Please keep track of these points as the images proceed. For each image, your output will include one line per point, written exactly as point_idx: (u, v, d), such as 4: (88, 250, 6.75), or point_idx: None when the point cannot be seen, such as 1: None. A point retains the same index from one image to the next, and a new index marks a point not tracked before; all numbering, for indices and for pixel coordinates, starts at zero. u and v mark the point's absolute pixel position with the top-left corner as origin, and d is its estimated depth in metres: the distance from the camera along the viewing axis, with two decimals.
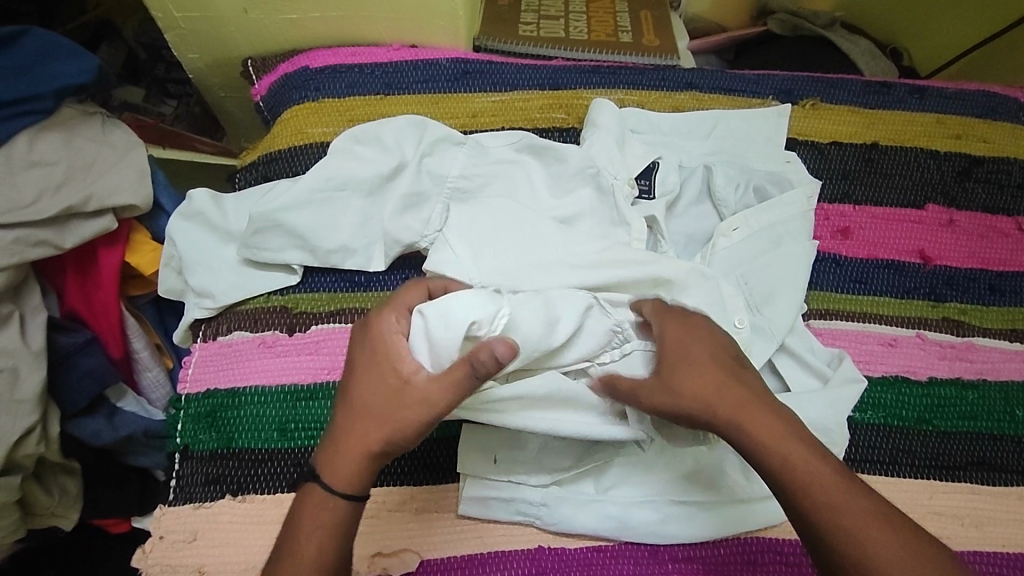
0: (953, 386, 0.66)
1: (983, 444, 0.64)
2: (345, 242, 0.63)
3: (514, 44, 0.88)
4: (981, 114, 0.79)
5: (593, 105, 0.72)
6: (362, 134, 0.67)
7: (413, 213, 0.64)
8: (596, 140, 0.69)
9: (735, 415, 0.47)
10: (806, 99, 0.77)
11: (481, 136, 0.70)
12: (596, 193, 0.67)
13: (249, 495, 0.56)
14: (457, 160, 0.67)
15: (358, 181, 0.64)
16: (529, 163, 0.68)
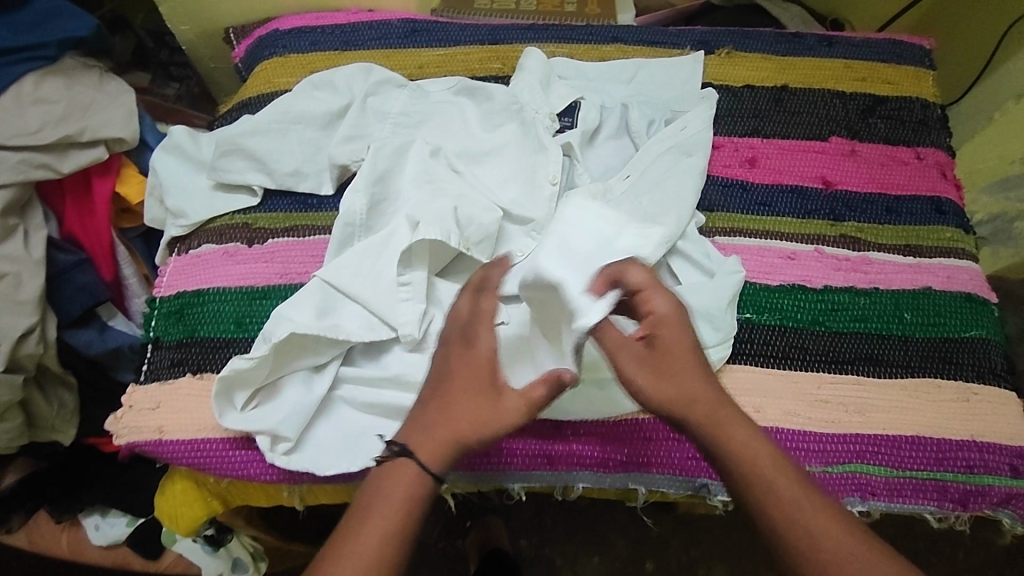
0: (847, 293, 0.72)
1: (872, 343, 0.69)
2: (298, 168, 0.73)
3: (470, 14, 0.98)
4: (886, 59, 0.85)
5: (524, 53, 0.80)
6: (318, 80, 0.77)
7: (356, 144, 0.73)
8: (523, 86, 0.77)
9: (716, 423, 0.53)
10: (721, 49, 0.85)
11: (423, 82, 0.79)
12: (530, 127, 0.75)
13: (208, 373, 0.65)
14: (398, 100, 0.76)
15: (312, 117, 0.74)
16: (463, 102, 0.77)
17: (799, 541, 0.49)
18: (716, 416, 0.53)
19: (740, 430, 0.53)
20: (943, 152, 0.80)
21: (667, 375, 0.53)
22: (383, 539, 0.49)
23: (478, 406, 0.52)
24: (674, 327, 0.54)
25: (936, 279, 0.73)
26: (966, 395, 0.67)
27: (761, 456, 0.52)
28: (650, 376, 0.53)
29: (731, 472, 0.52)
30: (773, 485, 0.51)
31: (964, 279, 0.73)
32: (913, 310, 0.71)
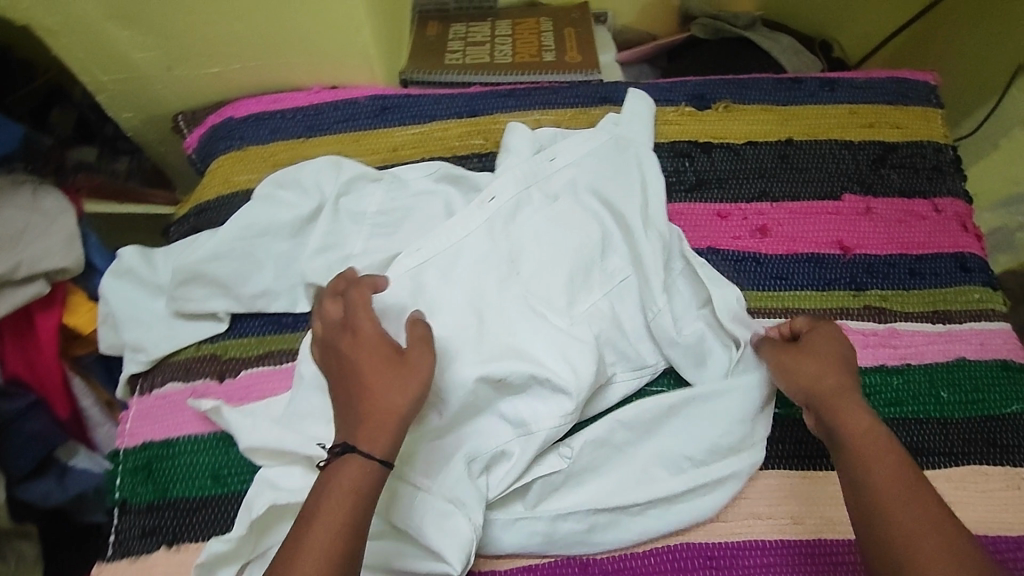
0: (878, 374, 0.67)
1: (909, 429, 0.64)
2: (269, 286, 0.65)
3: (441, 73, 0.90)
4: (892, 101, 0.79)
5: (507, 128, 0.73)
6: (283, 177, 0.68)
7: (330, 255, 0.65)
8: (514, 165, 0.70)
9: (833, 402, 0.56)
10: (718, 102, 0.79)
11: (400, 169, 0.72)
12: (532, 211, 0.68)
13: (186, 544, 0.57)
14: (373, 196, 0.68)
15: (278, 226, 0.65)
16: (446, 191, 0.70)
17: (892, 507, 0.49)
18: (843, 394, 0.56)
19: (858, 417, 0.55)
20: (961, 200, 0.75)
21: (811, 361, 0.58)
22: (337, 531, 0.45)
23: (386, 384, 0.50)
24: (834, 343, 0.60)
25: (969, 347, 0.68)
26: (1015, 481, 0.62)
27: (869, 430, 0.54)
28: (805, 361, 0.59)
29: (838, 438, 0.54)
30: (875, 460, 0.52)
31: (998, 344, 0.69)
32: (950, 386, 0.66)
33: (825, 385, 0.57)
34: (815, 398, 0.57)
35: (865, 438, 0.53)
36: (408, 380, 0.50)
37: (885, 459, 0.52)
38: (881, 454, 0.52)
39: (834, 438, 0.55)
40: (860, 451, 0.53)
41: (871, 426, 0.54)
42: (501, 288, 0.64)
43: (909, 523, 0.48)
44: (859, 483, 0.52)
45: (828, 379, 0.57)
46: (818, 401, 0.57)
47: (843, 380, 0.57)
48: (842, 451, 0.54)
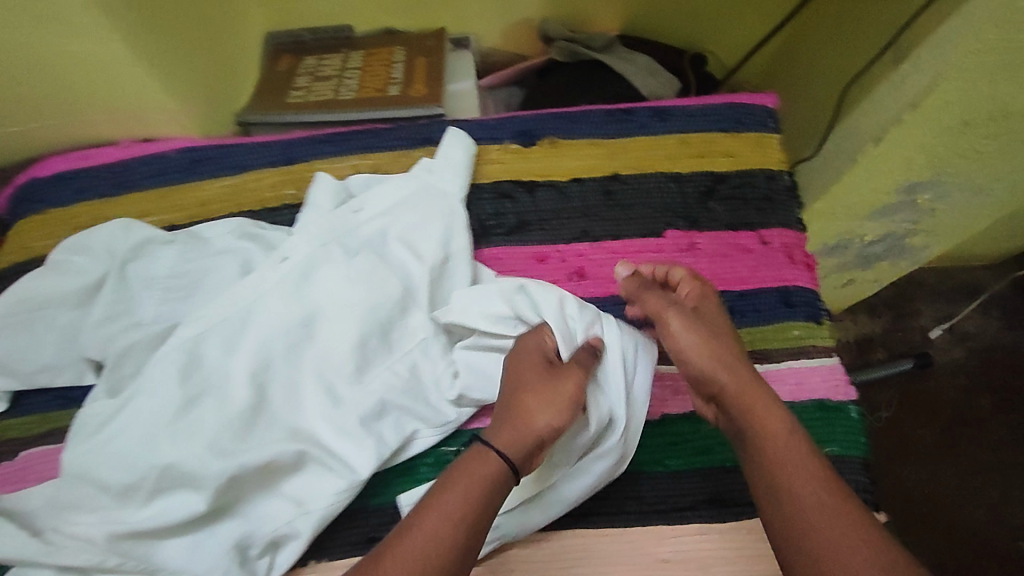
0: (687, 422, 0.66)
1: (716, 479, 0.64)
2: (50, 362, 0.63)
3: (278, 114, 0.87)
4: (725, 128, 0.76)
5: (313, 180, 0.71)
6: (74, 244, 0.66)
7: (114, 325, 0.63)
8: (313, 223, 0.68)
9: (748, 397, 0.55)
10: (545, 138, 0.76)
11: (201, 227, 0.70)
12: (330, 270, 0.66)
13: None
14: (166, 261, 0.67)
15: (61, 297, 0.64)
16: (244, 250, 0.68)
17: (802, 502, 0.48)
18: (753, 388, 0.55)
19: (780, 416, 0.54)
20: (790, 230, 0.73)
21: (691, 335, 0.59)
22: (431, 538, 0.47)
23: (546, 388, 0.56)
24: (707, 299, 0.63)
25: (785, 389, 0.66)
26: None
27: (776, 426, 0.53)
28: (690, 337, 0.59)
29: (750, 436, 0.53)
30: (784, 457, 0.51)
31: (816, 382, 0.67)
32: None
33: (735, 384, 0.56)
34: (733, 398, 0.55)
35: (777, 436, 0.52)
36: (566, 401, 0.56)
37: (799, 455, 0.51)
38: (791, 450, 0.51)
39: (748, 433, 0.53)
40: (784, 458, 0.51)
41: (784, 423, 0.53)
42: (293, 356, 0.63)
43: (815, 520, 0.47)
44: (766, 482, 0.51)
45: (738, 370, 0.57)
46: (727, 394, 0.56)
47: (748, 374, 0.57)
48: (760, 447, 0.52)
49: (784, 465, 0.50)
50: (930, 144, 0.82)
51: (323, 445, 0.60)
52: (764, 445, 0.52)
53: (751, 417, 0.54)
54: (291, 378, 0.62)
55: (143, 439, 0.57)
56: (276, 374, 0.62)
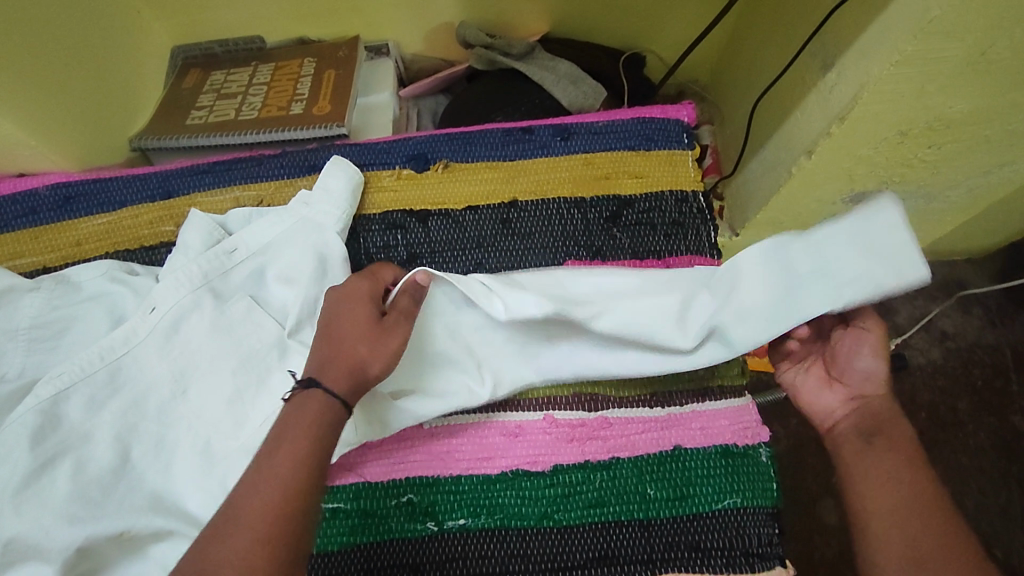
0: (580, 471, 0.60)
1: (608, 535, 0.58)
2: None
3: (173, 137, 0.82)
4: (633, 146, 0.71)
5: (187, 217, 0.66)
6: None
7: None
8: (182, 267, 0.63)
9: (880, 429, 0.56)
10: (439, 162, 0.71)
11: (71, 269, 0.65)
12: (203, 319, 0.61)
13: None
14: (30, 309, 0.62)
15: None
16: (116, 294, 0.64)
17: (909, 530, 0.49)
18: (884, 424, 0.56)
19: (874, 406, 0.57)
20: (703, 257, 0.67)
21: (867, 359, 0.58)
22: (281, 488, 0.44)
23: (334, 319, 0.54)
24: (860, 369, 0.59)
25: (687, 434, 0.62)
26: None
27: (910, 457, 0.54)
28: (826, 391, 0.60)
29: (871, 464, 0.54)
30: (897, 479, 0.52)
31: (721, 427, 0.62)
32: (658, 482, 0.60)
33: (874, 415, 0.57)
34: (866, 423, 0.56)
35: (892, 462, 0.53)
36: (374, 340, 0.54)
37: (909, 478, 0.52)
38: (904, 477, 0.52)
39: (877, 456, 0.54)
40: (892, 482, 0.52)
41: (896, 445, 0.54)
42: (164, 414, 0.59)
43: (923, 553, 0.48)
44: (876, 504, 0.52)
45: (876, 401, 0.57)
46: (867, 426, 0.56)
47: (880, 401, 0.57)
48: (877, 471, 0.53)
49: (890, 457, 0.53)
50: (868, 155, 0.74)
51: (190, 513, 0.57)
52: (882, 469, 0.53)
53: (877, 446, 0.55)
54: (161, 438, 0.58)
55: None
56: (145, 433, 0.58)
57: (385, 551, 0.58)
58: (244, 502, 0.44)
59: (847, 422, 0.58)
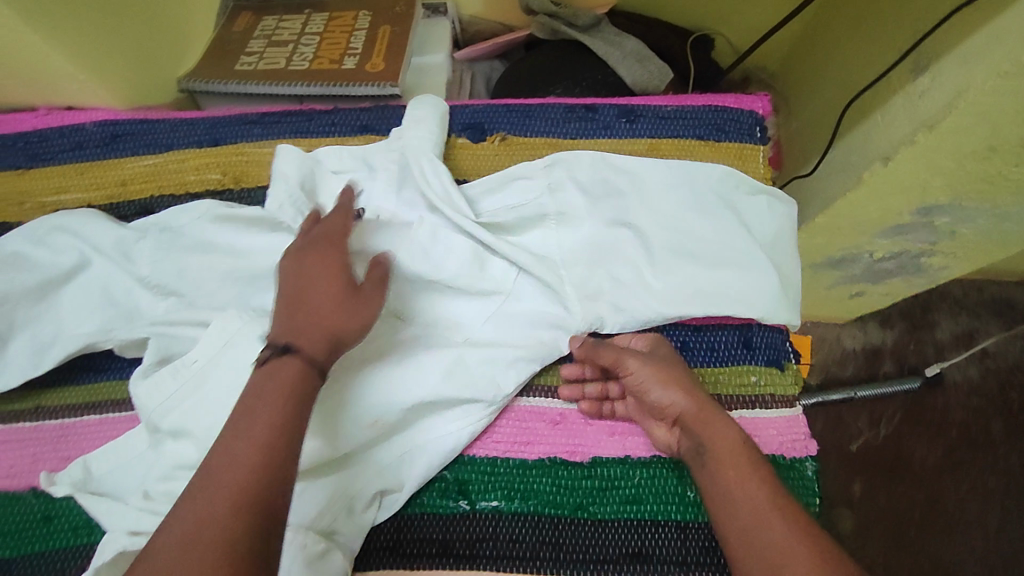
0: (620, 465, 0.59)
1: (642, 533, 0.57)
2: (52, 346, 0.61)
3: (221, 83, 0.79)
4: (701, 135, 0.68)
5: (277, 151, 0.65)
6: (31, 233, 0.63)
7: (111, 325, 0.61)
8: (286, 197, 0.63)
9: (705, 420, 0.54)
10: (496, 134, 0.69)
11: (167, 212, 0.64)
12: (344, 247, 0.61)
13: None
14: (143, 255, 0.62)
15: (20, 293, 0.61)
16: (222, 233, 0.63)
17: (751, 534, 0.48)
18: (709, 415, 0.54)
19: (693, 390, 0.56)
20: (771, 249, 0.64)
21: (656, 383, 0.56)
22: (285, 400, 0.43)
23: (304, 273, 0.51)
24: (669, 369, 0.57)
25: None
26: None
27: (739, 457, 0.52)
28: (663, 389, 0.56)
29: (709, 480, 0.52)
30: (732, 484, 0.50)
31: (769, 436, 0.60)
32: None
33: (703, 415, 0.54)
34: (691, 420, 0.55)
35: (729, 469, 0.51)
36: (354, 304, 0.50)
37: (756, 493, 0.49)
38: (742, 484, 0.50)
39: (706, 469, 0.52)
40: (725, 483, 0.51)
41: (726, 435, 0.53)
42: None
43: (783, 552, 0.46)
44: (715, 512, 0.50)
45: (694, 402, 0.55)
46: (697, 427, 0.54)
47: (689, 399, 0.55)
48: (713, 471, 0.52)
49: (719, 462, 0.52)
50: (949, 168, 0.70)
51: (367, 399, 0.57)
52: (718, 481, 0.51)
53: (713, 456, 0.52)
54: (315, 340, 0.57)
55: (135, 455, 0.55)
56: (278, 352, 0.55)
57: (429, 535, 0.56)
58: (257, 401, 0.43)
59: (685, 447, 0.55)
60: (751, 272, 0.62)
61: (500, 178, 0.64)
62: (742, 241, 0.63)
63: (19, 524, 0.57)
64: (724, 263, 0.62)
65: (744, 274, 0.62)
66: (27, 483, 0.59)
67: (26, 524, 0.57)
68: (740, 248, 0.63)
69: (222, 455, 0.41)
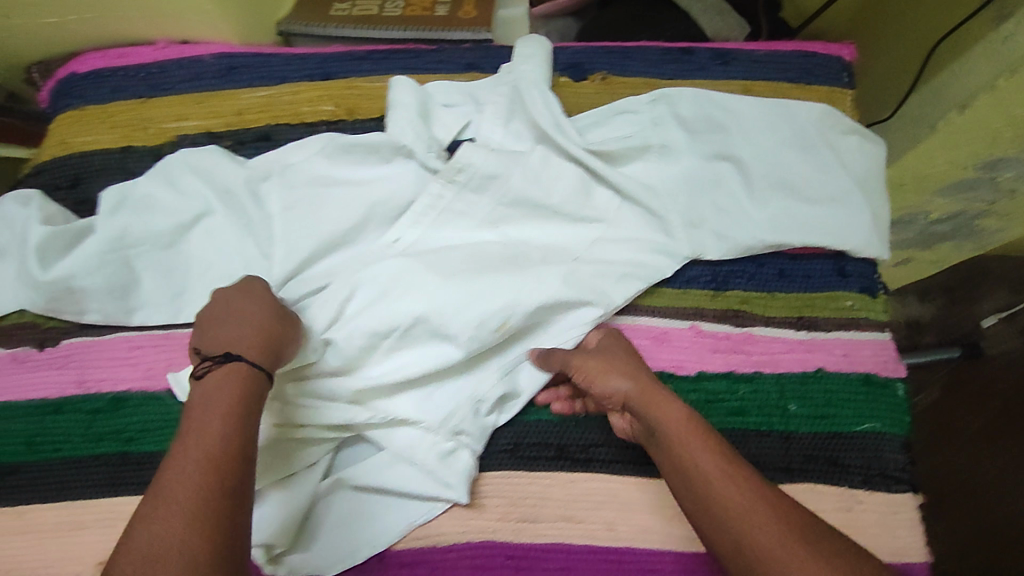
0: (725, 380, 0.63)
1: (748, 441, 0.61)
2: (187, 277, 0.65)
3: (320, 27, 0.82)
4: (793, 78, 0.71)
5: (391, 83, 0.68)
6: (154, 175, 0.67)
7: (240, 252, 0.64)
8: (404, 122, 0.66)
9: (654, 405, 0.53)
10: (596, 72, 0.71)
11: (284, 150, 0.67)
12: (461, 174, 0.64)
13: (68, 496, 0.62)
14: (270, 191, 0.65)
15: (152, 235, 0.65)
16: (340, 162, 0.66)
17: (731, 519, 0.45)
18: (654, 399, 0.53)
19: (641, 375, 0.55)
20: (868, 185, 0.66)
21: (607, 372, 0.56)
22: (227, 423, 0.44)
23: (243, 303, 0.54)
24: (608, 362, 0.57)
25: (830, 358, 0.63)
26: (849, 503, 0.60)
27: (692, 439, 0.50)
28: (610, 377, 0.56)
29: (672, 467, 0.50)
30: (695, 466, 0.48)
31: (865, 356, 0.64)
32: (800, 399, 0.62)
33: (648, 402, 0.53)
34: (638, 404, 0.53)
35: (688, 453, 0.49)
36: (282, 323, 0.54)
37: (723, 474, 0.47)
38: (708, 466, 0.48)
39: (667, 461, 0.51)
40: (686, 468, 0.49)
41: (679, 417, 0.51)
42: (409, 287, 0.60)
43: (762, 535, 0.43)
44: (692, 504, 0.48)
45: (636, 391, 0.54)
46: (644, 413, 0.53)
47: (635, 386, 0.54)
48: (672, 456, 0.50)
49: (680, 444, 0.50)
50: None
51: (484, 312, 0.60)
52: (682, 468, 0.49)
53: (672, 443, 0.50)
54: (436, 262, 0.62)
55: None
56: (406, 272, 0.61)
57: (530, 443, 0.62)
58: (203, 425, 0.44)
59: (641, 433, 0.55)
60: (847, 206, 0.65)
61: (605, 114, 0.68)
62: (840, 175, 0.66)
63: (150, 422, 0.63)
64: (821, 195, 0.65)
65: (840, 206, 0.65)
66: (163, 385, 0.64)
67: (159, 423, 0.63)
68: (838, 182, 0.66)
69: (164, 479, 0.41)
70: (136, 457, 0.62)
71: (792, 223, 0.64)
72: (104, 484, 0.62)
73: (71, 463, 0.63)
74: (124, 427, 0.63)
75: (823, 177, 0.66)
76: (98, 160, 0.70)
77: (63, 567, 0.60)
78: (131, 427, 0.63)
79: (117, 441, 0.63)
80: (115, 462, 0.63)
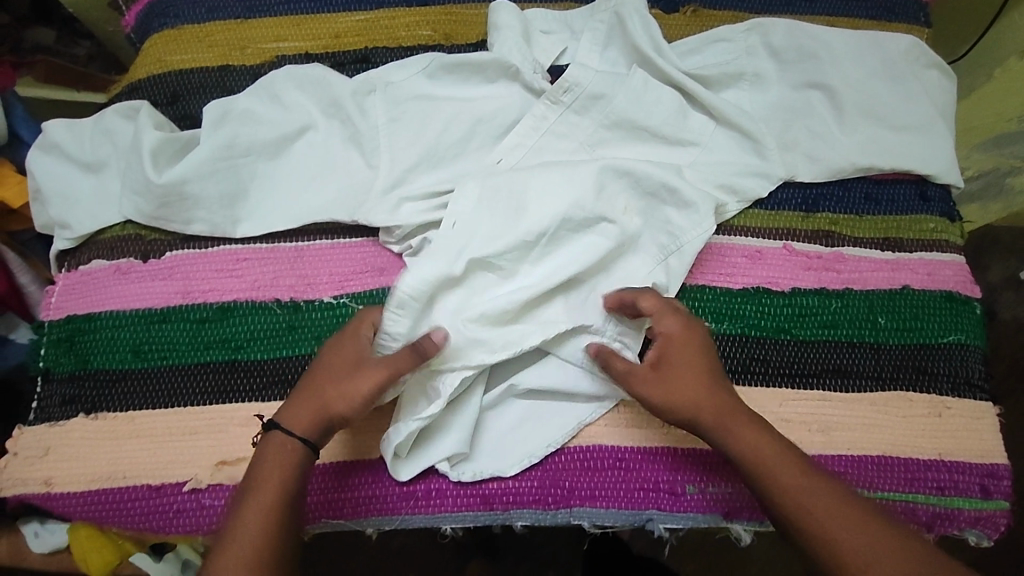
0: (818, 296, 0.65)
1: (841, 352, 0.64)
2: (294, 190, 0.65)
3: None
4: (874, 15, 0.74)
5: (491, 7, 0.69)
6: (256, 90, 0.67)
7: (348, 165, 0.65)
8: (508, 45, 0.67)
9: (725, 420, 0.54)
10: (687, 5, 0.74)
11: (386, 70, 0.68)
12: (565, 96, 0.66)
13: (176, 403, 0.62)
14: (376, 106, 0.66)
15: (260, 145, 0.65)
16: (445, 80, 0.67)
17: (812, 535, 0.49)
18: (729, 412, 0.54)
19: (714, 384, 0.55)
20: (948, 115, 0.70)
21: (675, 379, 0.55)
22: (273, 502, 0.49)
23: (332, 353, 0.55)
24: (682, 364, 0.56)
25: (915, 277, 0.67)
26: (937, 409, 0.63)
27: (771, 452, 0.53)
28: (675, 385, 0.55)
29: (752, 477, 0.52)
30: (778, 478, 0.51)
31: (947, 276, 0.67)
32: (889, 313, 0.65)
33: (722, 410, 0.54)
34: (708, 420, 0.54)
35: (772, 468, 0.52)
36: (354, 381, 0.53)
37: (804, 487, 0.51)
38: (791, 481, 0.51)
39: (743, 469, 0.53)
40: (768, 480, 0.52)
41: (755, 431, 0.54)
42: (531, 191, 0.62)
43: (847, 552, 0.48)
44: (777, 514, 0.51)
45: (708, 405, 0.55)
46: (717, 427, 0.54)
47: (711, 396, 0.55)
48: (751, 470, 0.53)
49: (760, 457, 0.52)
50: None
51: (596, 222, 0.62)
52: (762, 480, 0.52)
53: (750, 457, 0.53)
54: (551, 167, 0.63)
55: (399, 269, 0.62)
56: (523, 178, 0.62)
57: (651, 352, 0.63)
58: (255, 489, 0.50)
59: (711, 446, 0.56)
60: (931, 133, 0.69)
61: (700, 44, 0.70)
62: (925, 104, 0.69)
63: (257, 330, 0.63)
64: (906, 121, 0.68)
65: (925, 133, 0.68)
66: (271, 295, 0.64)
67: (266, 331, 0.63)
68: (922, 110, 0.69)
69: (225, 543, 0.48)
70: (245, 364, 0.63)
71: (880, 148, 0.67)
72: (213, 391, 0.62)
73: (177, 371, 0.63)
74: (230, 335, 0.63)
75: (907, 103, 0.69)
76: (197, 80, 0.70)
77: (176, 470, 0.60)
78: (238, 335, 0.63)
79: (224, 349, 0.63)
80: (223, 371, 0.62)
